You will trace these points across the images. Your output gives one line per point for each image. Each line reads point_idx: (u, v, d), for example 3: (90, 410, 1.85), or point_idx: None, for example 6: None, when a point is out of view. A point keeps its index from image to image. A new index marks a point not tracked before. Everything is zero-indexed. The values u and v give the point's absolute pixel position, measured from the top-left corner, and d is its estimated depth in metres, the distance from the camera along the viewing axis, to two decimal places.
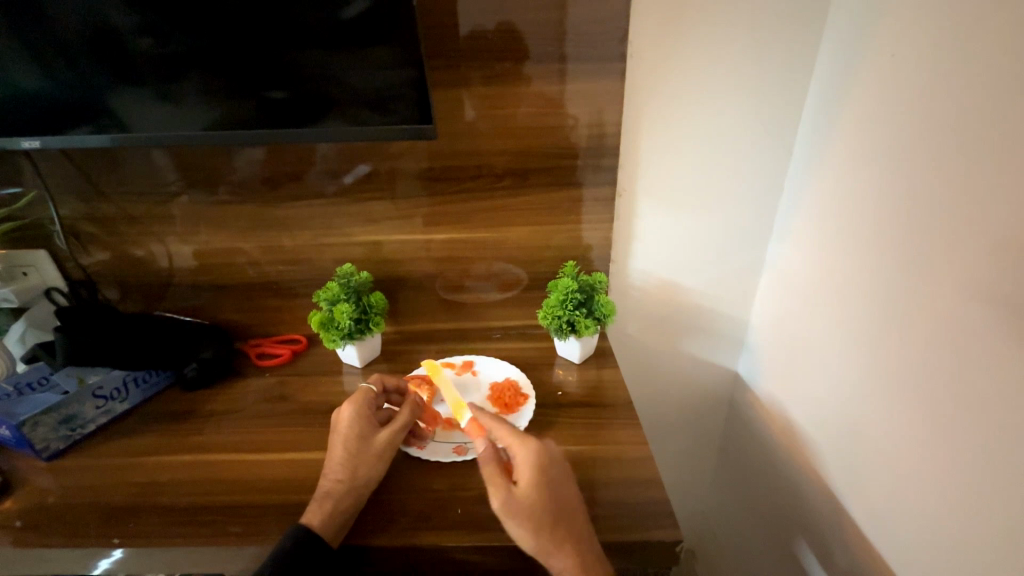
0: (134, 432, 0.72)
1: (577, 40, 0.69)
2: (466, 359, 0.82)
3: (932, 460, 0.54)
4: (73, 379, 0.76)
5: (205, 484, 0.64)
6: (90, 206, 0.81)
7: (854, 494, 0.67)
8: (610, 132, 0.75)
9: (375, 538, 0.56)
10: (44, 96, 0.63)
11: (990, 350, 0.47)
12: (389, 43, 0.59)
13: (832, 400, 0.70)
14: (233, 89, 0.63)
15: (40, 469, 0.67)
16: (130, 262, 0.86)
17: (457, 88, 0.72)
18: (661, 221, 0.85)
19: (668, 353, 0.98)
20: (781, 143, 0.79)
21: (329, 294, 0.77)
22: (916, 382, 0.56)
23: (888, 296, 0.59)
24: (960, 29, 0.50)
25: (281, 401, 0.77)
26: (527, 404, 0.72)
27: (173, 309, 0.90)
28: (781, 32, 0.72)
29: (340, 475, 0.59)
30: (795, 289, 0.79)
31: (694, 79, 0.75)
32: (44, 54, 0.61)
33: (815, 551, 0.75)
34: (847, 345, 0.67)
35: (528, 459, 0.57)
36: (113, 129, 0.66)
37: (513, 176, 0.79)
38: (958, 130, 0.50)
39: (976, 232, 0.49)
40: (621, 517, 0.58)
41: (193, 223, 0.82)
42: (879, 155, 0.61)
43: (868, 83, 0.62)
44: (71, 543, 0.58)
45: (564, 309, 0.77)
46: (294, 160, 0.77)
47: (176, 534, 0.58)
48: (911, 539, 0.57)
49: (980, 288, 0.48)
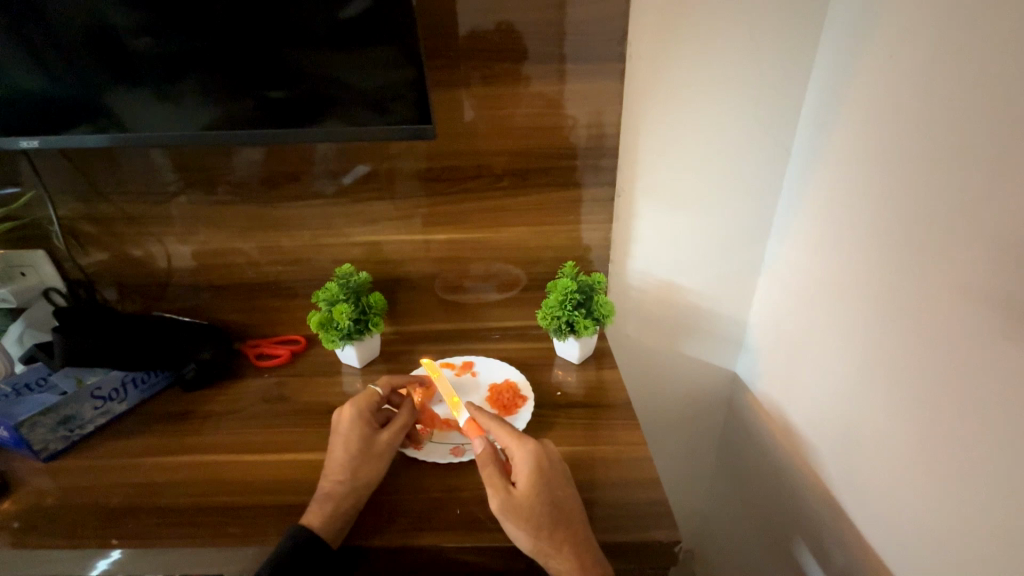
0: (133, 433, 0.72)
1: (576, 40, 0.69)
2: (466, 360, 0.82)
3: (931, 461, 0.54)
4: (70, 380, 0.76)
5: (205, 485, 0.64)
6: (88, 206, 0.81)
7: (853, 495, 0.67)
8: (610, 132, 0.75)
9: (375, 539, 0.56)
10: (43, 96, 0.63)
11: (990, 350, 0.47)
12: (388, 44, 0.59)
13: (831, 401, 0.70)
14: (232, 88, 0.63)
15: (38, 469, 0.67)
16: (129, 262, 0.86)
17: (456, 89, 0.72)
18: (660, 221, 0.85)
19: (667, 354, 0.98)
20: (780, 143, 0.79)
21: (328, 294, 0.77)
22: (915, 382, 0.56)
23: (887, 296, 0.60)
24: (958, 30, 0.50)
25: (280, 402, 0.76)
26: (525, 406, 0.72)
27: (172, 309, 0.90)
28: (779, 33, 0.72)
29: (340, 476, 0.59)
30: (794, 289, 0.79)
31: (693, 79, 0.75)
32: (42, 54, 0.60)
33: (815, 551, 0.75)
34: (846, 344, 0.67)
35: (526, 460, 0.57)
36: (112, 129, 0.66)
37: (513, 177, 0.79)
38: (957, 130, 0.50)
39: (976, 232, 0.49)
40: (620, 518, 0.58)
41: (192, 223, 0.82)
42: (879, 155, 0.60)
43: (867, 83, 0.62)
44: (69, 544, 0.58)
45: (563, 309, 0.77)
46: (293, 160, 0.77)
47: (174, 535, 0.58)
48: (910, 540, 0.57)
49: (980, 288, 0.48)
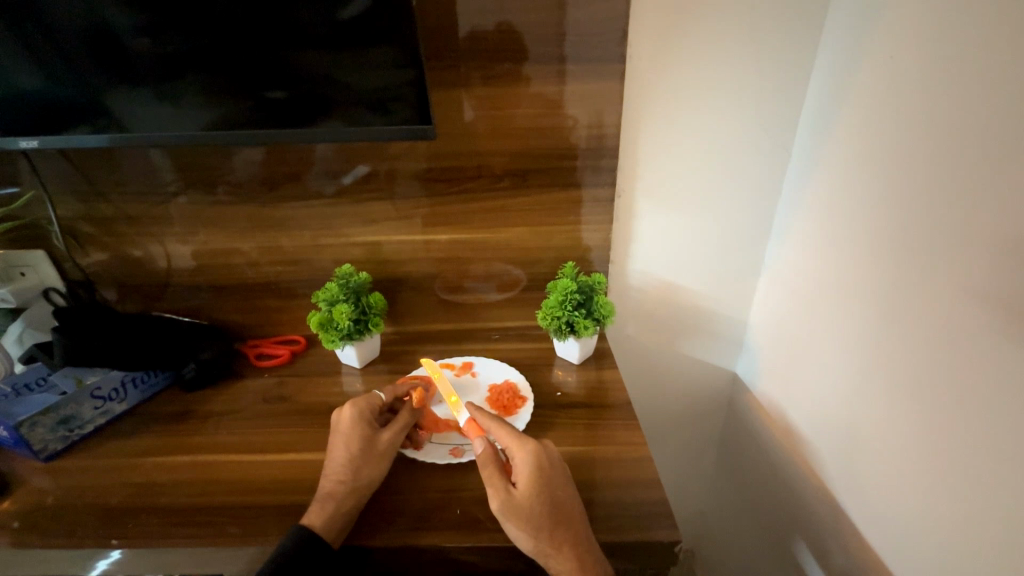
0: (133, 433, 0.72)
1: (576, 41, 0.69)
2: (465, 360, 0.82)
3: (931, 461, 0.54)
4: (70, 380, 0.76)
5: (205, 485, 0.64)
6: (88, 206, 0.81)
7: (853, 494, 0.67)
8: (609, 133, 0.75)
9: (375, 539, 0.56)
10: (43, 96, 0.63)
11: (990, 350, 0.48)
12: (388, 44, 0.59)
13: (831, 401, 0.71)
14: (232, 88, 0.63)
15: (38, 469, 0.67)
16: (129, 262, 0.86)
17: (457, 89, 0.72)
18: (660, 222, 0.85)
19: (667, 354, 0.99)
20: (780, 144, 0.79)
21: (328, 294, 0.77)
22: (915, 382, 0.56)
23: (887, 296, 0.60)
24: (958, 32, 0.50)
25: (280, 402, 0.76)
26: (524, 406, 0.72)
27: (172, 310, 0.90)
28: (778, 34, 0.72)
29: (341, 476, 0.59)
30: (794, 288, 0.80)
31: (693, 80, 0.75)
32: (43, 54, 0.60)
33: (815, 551, 0.75)
34: (846, 344, 0.67)
35: (526, 461, 0.57)
36: (111, 129, 0.66)
37: (513, 177, 0.79)
38: (957, 132, 0.50)
39: (976, 233, 0.49)
40: (620, 518, 0.58)
41: (192, 224, 0.82)
42: (879, 155, 0.61)
43: (867, 84, 0.63)
44: (69, 544, 0.58)
45: (564, 310, 0.77)
46: (294, 160, 0.77)
47: (175, 535, 0.58)
48: (910, 540, 0.58)
49: (980, 289, 0.48)
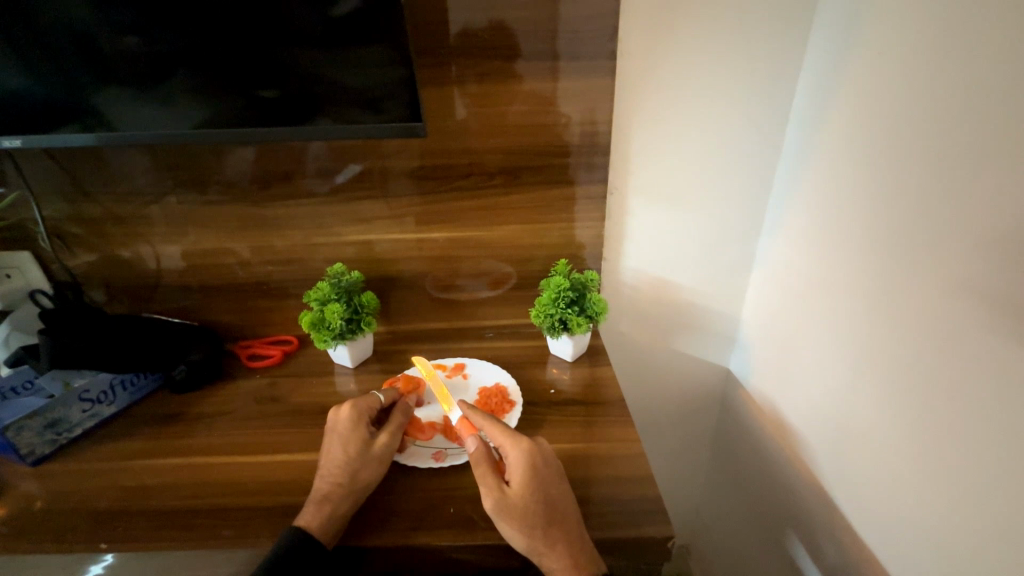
0: (123, 435, 0.71)
1: (569, 38, 0.69)
2: (457, 361, 0.81)
3: (923, 455, 0.55)
4: (58, 383, 0.75)
5: (196, 486, 0.63)
6: (74, 207, 0.80)
7: (845, 490, 0.67)
8: (601, 129, 0.75)
9: (369, 539, 0.56)
10: (27, 95, 0.62)
11: (983, 344, 0.48)
12: (378, 44, 0.58)
13: (824, 396, 0.71)
14: (222, 88, 0.62)
15: (25, 473, 0.66)
16: (118, 263, 0.85)
17: (449, 87, 0.72)
18: (653, 219, 0.85)
19: (661, 352, 0.99)
20: (772, 140, 0.80)
21: (319, 294, 0.77)
22: (909, 375, 0.56)
23: (880, 290, 0.60)
24: (950, 27, 0.50)
25: (272, 402, 0.76)
26: (514, 410, 0.71)
27: (162, 311, 0.89)
28: (770, 31, 0.72)
29: (338, 478, 0.59)
30: (786, 283, 0.80)
31: (685, 77, 0.75)
32: (26, 53, 0.59)
33: (809, 549, 0.76)
34: (838, 339, 0.68)
35: (520, 460, 0.56)
36: (99, 128, 0.65)
37: (504, 175, 0.78)
38: (952, 128, 0.50)
39: (967, 226, 0.49)
40: (613, 514, 0.58)
41: (182, 224, 0.81)
42: (873, 150, 0.61)
43: (860, 79, 0.63)
44: (59, 549, 0.57)
45: (556, 308, 0.77)
46: (284, 159, 0.76)
47: (166, 537, 0.57)
48: (902, 535, 0.58)
49: (972, 282, 0.49)
